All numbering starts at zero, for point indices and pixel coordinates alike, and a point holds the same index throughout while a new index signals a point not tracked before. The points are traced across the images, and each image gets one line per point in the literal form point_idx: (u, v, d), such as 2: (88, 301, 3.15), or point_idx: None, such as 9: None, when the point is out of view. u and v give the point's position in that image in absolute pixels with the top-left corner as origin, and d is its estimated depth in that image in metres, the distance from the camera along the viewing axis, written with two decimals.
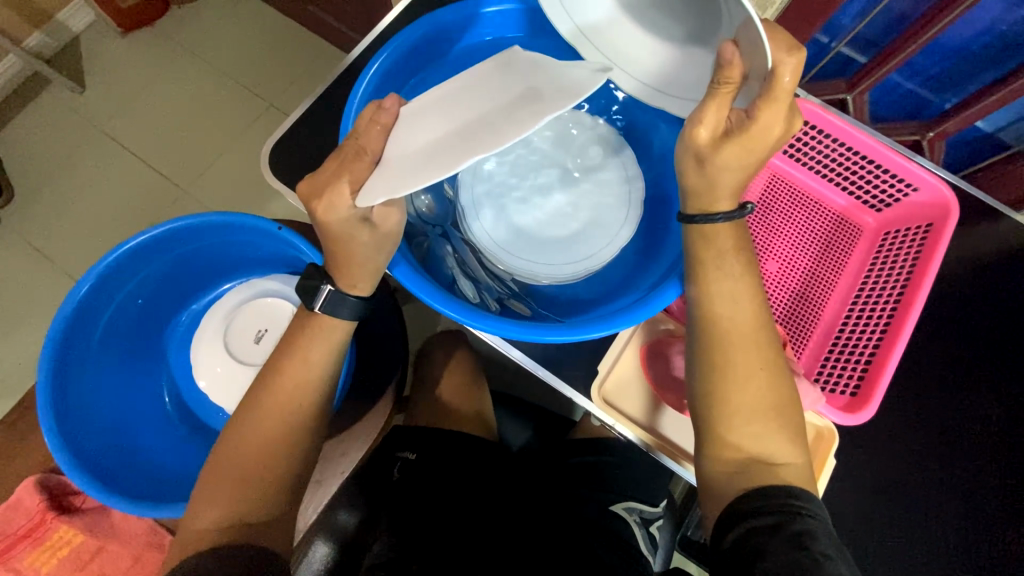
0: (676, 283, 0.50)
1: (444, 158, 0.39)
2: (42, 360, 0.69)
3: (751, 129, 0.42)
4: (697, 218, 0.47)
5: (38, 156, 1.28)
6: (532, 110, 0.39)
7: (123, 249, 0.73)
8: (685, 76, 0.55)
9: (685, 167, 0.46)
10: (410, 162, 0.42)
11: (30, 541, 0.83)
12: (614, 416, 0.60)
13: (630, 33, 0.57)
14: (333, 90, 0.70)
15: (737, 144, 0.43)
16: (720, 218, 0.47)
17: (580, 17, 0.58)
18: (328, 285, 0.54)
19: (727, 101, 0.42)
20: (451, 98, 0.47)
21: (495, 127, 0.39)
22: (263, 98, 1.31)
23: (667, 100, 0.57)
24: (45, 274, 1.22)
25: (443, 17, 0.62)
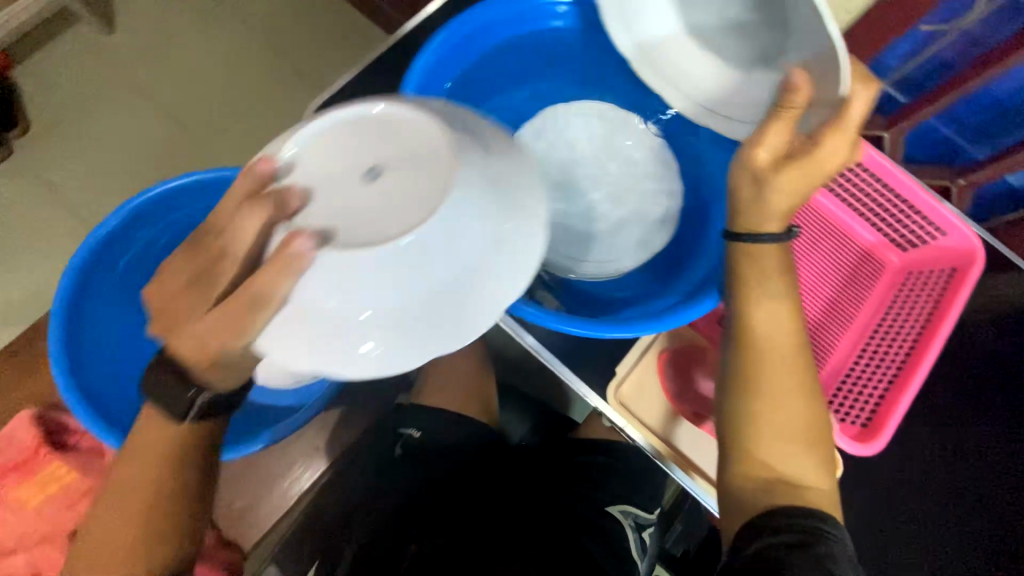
0: (713, 295, 0.52)
1: (397, 334, 0.40)
2: (60, 291, 0.68)
3: (813, 153, 0.43)
4: (743, 236, 0.47)
5: (60, 97, 1.26)
6: (474, 284, 0.40)
7: (154, 193, 0.73)
8: (738, 98, 0.56)
9: (739, 186, 0.46)
10: (335, 327, 0.39)
11: (20, 472, 0.77)
12: (627, 418, 0.61)
13: (687, 49, 0.58)
14: (378, 59, 0.69)
15: (797, 168, 0.43)
16: (767, 239, 0.47)
17: (640, 28, 0.58)
18: (200, 397, 0.45)
19: (790, 125, 0.43)
20: (360, 222, 0.38)
21: (436, 306, 0.40)
22: (291, 62, 1.31)
23: (717, 119, 0.58)
24: (58, 217, 1.20)
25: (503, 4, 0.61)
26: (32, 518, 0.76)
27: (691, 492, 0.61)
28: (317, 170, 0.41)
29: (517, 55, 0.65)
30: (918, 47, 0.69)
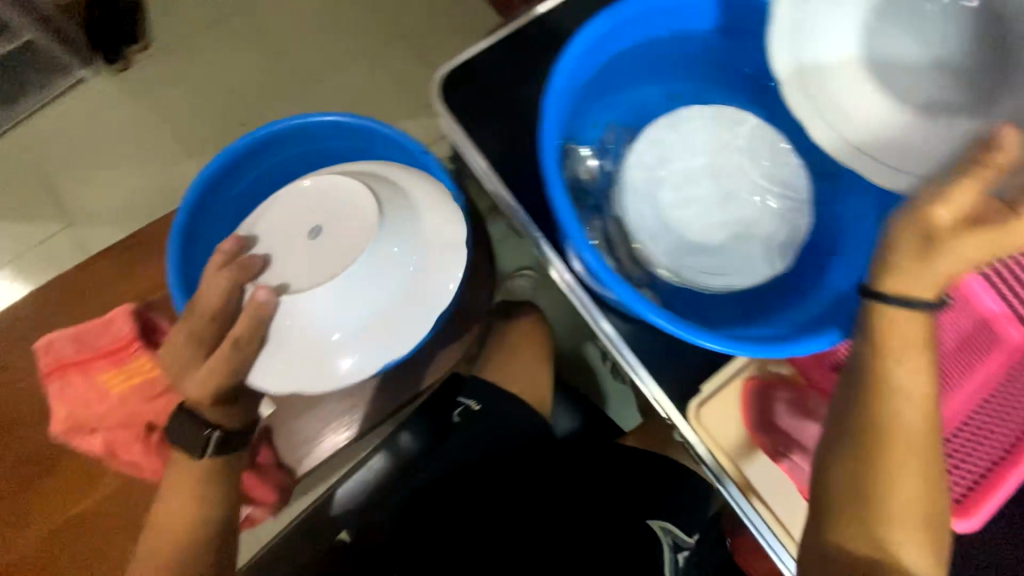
0: (836, 334, 0.51)
1: (356, 347, 0.61)
2: (185, 199, 0.73)
3: (1004, 228, 0.41)
4: (890, 298, 0.46)
5: (184, 31, 1.38)
6: (403, 306, 0.61)
7: (281, 126, 0.77)
8: (895, 145, 0.54)
9: (903, 242, 0.44)
10: (311, 351, 0.60)
11: (110, 360, 0.82)
12: (702, 440, 0.61)
13: (852, 85, 0.56)
14: (512, 35, 0.70)
15: (981, 234, 0.42)
16: (916, 306, 0.45)
17: (810, 53, 0.55)
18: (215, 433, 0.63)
19: (980, 188, 0.42)
20: (320, 272, 0.60)
21: (376, 322, 0.61)
22: (395, 20, 1.36)
23: (867, 161, 0.55)
24: (174, 145, 1.34)
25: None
26: (112, 404, 0.81)
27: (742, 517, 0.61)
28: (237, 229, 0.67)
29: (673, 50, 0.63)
30: None
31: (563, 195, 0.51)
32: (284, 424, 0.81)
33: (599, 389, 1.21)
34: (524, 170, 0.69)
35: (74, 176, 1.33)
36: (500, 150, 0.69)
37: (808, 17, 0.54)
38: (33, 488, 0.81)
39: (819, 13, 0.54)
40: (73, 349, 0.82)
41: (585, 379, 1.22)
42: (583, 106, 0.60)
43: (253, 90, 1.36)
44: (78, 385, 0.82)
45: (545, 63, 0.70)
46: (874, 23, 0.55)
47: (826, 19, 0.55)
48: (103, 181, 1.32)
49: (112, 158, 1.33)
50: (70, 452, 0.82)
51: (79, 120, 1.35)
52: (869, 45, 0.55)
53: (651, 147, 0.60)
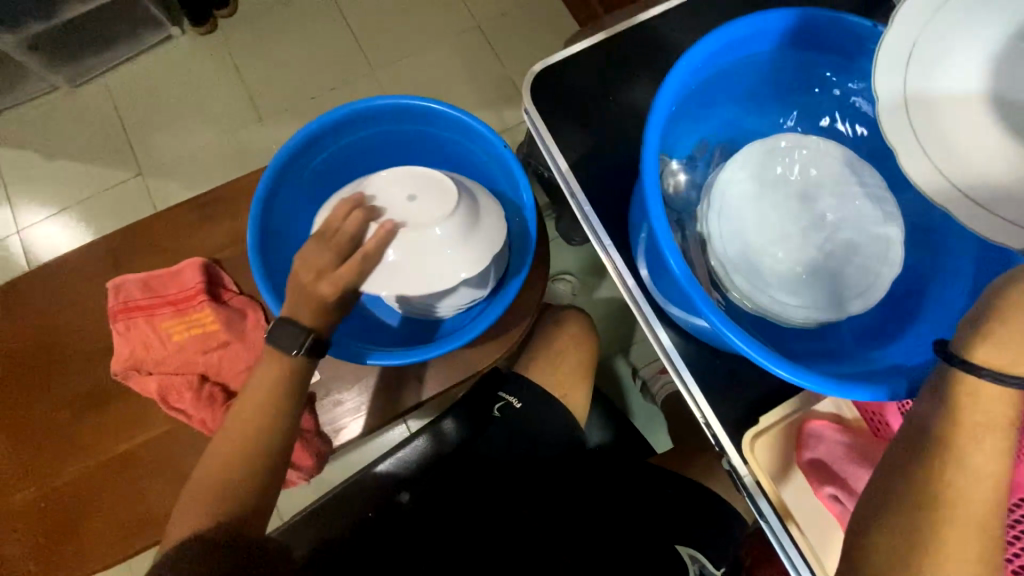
0: (880, 390, 0.49)
1: (411, 286, 0.68)
2: (273, 163, 0.74)
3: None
4: (986, 372, 0.42)
5: (271, 2, 1.45)
6: (436, 266, 0.68)
7: (370, 104, 0.77)
8: (1016, 200, 0.46)
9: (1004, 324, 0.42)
10: (394, 281, 0.67)
11: (174, 309, 0.86)
12: (757, 471, 0.59)
13: (967, 129, 0.49)
14: (608, 41, 0.71)
15: None
16: (1013, 383, 0.42)
17: (919, 86, 0.49)
18: (310, 336, 0.64)
19: None
20: (413, 221, 0.67)
21: (421, 272, 0.68)
22: (474, 20, 1.42)
23: (980, 212, 0.46)
24: (244, 109, 1.39)
25: (807, 16, 0.57)
26: (170, 351, 0.86)
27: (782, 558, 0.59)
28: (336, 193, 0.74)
29: (782, 75, 0.62)
30: None
31: (659, 204, 0.51)
32: (331, 392, 0.83)
33: (625, 403, 1.21)
34: (602, 174, 0.69)
35: (149, 126, 1.39)
36: (581, 152, 0.69)
37: (923, 50, 0.49)
38: (90, 417, 0.85)
39: (937, 47, 0.49)
40: (141, 293, 0.86)
41: (613, 391, 1.21)
42: (681, 120, 0.60)
43: (326, 67, 1.42)
44: (134, 337, 0.85)
45: (637, 72, 0.71)
46: (1001, 67, 0.49)
47: (944, 54, 0.49)
48: (174, 135, 1.38)
49: (186, 114, 1.39)
50: (128, 389, 0.86)
51: (161, 74, 1.41)
52: (991, 92, 0.49)
53: (745, 171, 0.60)
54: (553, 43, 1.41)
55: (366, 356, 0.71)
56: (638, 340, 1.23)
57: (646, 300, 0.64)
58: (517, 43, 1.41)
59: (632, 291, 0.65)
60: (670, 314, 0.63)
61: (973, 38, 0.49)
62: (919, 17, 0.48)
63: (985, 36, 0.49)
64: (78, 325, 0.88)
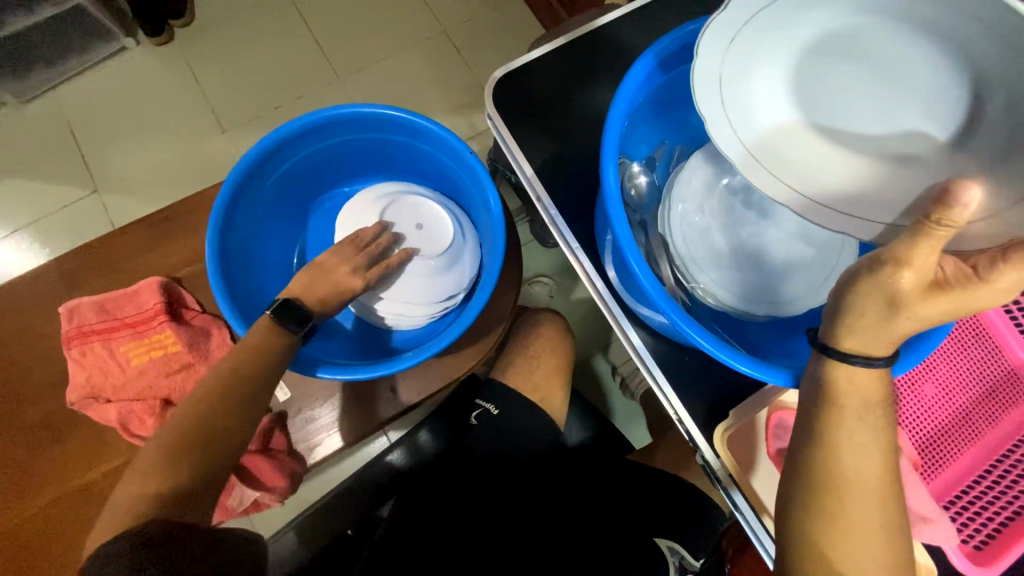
0: (795, 372, 0.51)
1: (414, 293, 0.80)
2: (230, 177, 0.72)
3: (976, 288, 0.39)
4: (856, 359, 0.43)
5: (231, 9, 1.42)
6: (436, 282, 0.80)
7: (329, 114, 0.75)
8: (855, 200, 0.47)
9: (868, 306, 0.42)
10: (405, 288, 0.80)
11: (132, 332, 0.83)
12: (725, 457, 0.60)
13: (804, 146, 0.50)
14: (567, 46, 0.71)
15: (951, 298, 0.39)
16: (880, 365, 0.44)
17: (744, 121, 0.49)
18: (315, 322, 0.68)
19: (941, 244, 0.38)
20: (429, 249, 0.82)
21: (426, 284, 0.80)
22: (438, 23, 1.42)
23: (834, 219, 0.47)
24: (206, 120, 1.35)
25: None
26: (129, 377, 0.82)
27: (759, 549, 0.59)
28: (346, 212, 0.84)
29: None
30: None
31: (619, 207, 0.52)
32: (303, 408, 0.81)
33: (606, 403, 1.21)
34: (566, 178, 0.69)
35: (106, 141, 1.33)
36: (543, 155, 0.70)
37: (731, 84, 0.49)
38: (47, 449, 0.81)
39: (746, 79, 0.50)
40: (96, 316, 0.82)
41: (592, 389, 1.21)
42: (637, 125, 0.62)
43: (288, 73, 1.38)
44: (92, 362, 0.81)
45: (597, 76, 0.71)
46: (803, 79, 0.50)
47: (754, 84, 0.50)
48: (133, 150, 1.33)
49: (145, 127, 1.34)
50: (87, 417, 0.82)
51: (117, 87, 1.36)
52: (807, 105, 0.50)
53: (701, 174, 0.61)
54: (520, 46, 1.42)
55: (315, 367, 0.69)
56: (615, 340, 1.24)
57: (614, 301, 0.64)
58: (484, 46, 1.41)
59: (601, 293, 0.65)
60: (638, 314, 0.63)
61: (771, 60, 0.50)
62: (715, 58, 0.48)
63: (778, 57, 0.50)
64: (32, 351, 0.84)
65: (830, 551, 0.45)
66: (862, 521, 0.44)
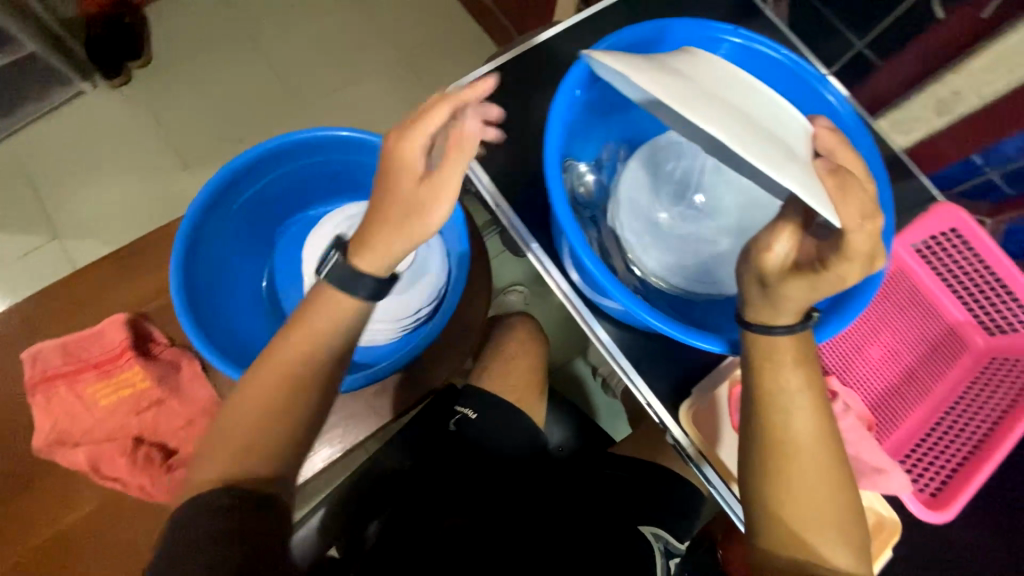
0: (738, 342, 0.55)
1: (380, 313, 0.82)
2: (191, 208, 0.72)
3: (820, 275, 0.47)
4: (755, 326, 0.52)
5: (188, 47, 1.43)
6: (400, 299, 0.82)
7: (284, 140, 0.77)
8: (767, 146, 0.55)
9: (749, 288, 0.52)
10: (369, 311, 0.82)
11: (99, 371, 0.82)
12: (691, 435, 0.63)
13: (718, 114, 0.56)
14: (513, 60, 0.75)
15: (802, 281, 0.48)
16: (778, 331, 0.52)
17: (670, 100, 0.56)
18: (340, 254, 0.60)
19: (789, 237, 0.48)
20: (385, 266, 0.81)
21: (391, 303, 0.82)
22: (398, 49, 1.46)
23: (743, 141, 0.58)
24: (167, 158, 1.35)
25: (667, 26, 0.65)
26: (98, 419, 0.81)
27: (732, 516, 0.62)
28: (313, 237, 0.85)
29: None
30: None
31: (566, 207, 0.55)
32: None
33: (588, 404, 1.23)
34: (523, 184, 0.73)
35: (64, 183, 1.32)
36: (499, 165, 0.73)
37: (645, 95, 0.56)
38: (12, 499, 0.78)
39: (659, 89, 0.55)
40: (61, 359, 0.82)
41: (574, 391, 1.24)
42: (581, 127, 0.65)
43: (250, 105, 1.40)
44: (62, 405, 0.81)
45: (543, 87, 0.75)
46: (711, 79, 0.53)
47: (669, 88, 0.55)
48: (93, 193, 1.32)
49: (104, 166, 1.33)
50: (53, 465, 0.80)
51: (73, 128, 1.35)
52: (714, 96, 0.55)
53: (643, 170, 0.66)
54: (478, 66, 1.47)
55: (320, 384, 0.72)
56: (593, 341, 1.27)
57: (579, 299, 0.67)
58: (443, 67, 1.46)
59: (567, 293, 0.68)
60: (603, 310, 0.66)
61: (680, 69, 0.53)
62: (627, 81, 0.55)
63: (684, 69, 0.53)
64: None
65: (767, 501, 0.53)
66: (792, 471, 0.52)
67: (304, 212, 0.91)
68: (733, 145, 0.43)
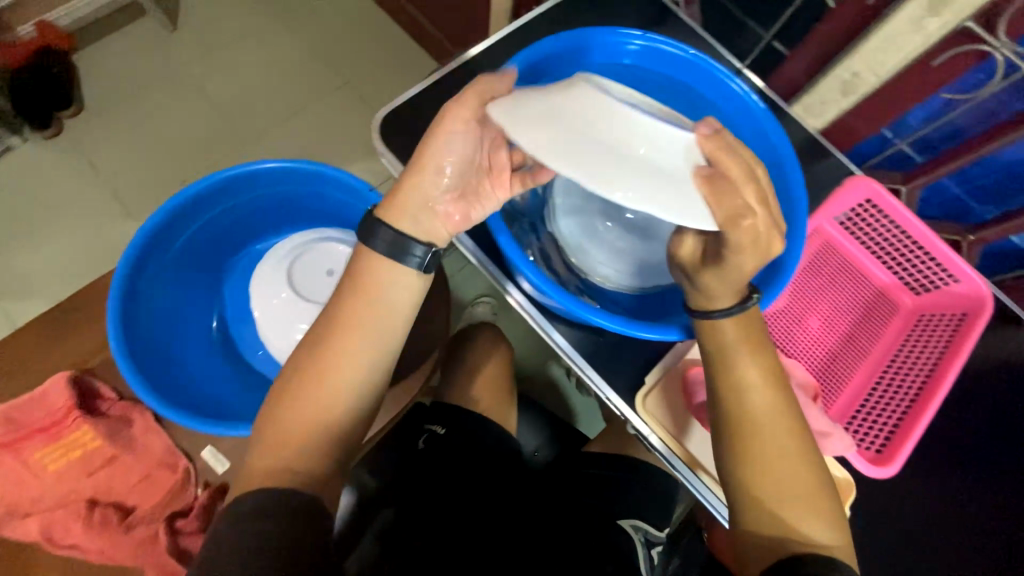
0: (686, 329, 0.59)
1: None
2: (125, 256, 0.71)
3: (723, 266, 0.52)
4: (696, 312, 0.57)
5: (122, 90, 1.40)
6: None
7: (217, 177, 0.76)
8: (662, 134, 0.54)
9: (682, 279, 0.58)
10: None
11: (45, 435, 0.81)
12: (652, 425, 0.65)
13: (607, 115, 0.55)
14: (444, 79, 0.77)
15: (715, 271, 0.53)
16: (714, 315, 0.55)
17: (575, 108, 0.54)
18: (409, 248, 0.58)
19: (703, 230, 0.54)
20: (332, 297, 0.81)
21: None
22: (342, 75, 1.47)
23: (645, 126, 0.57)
24: (108, 206, 1.31)
25: (580, 36, 0.69)
26: (47, 484, 0.81)
27: (715, 514, 0.64)
28: (260, 272, 0.83)
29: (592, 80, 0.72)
30: (937, 110, 0.73)
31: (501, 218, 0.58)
32: None
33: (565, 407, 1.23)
34: None
35: None
36: None
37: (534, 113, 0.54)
38: None
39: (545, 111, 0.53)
40: (4, 429, 0.81)
41: (549, 396, 1.24)
42: None
43: (191, 143, 1.38)
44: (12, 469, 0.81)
45: None
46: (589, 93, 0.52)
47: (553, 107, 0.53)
48: (30, 250, 1.26)
49: (39, 219, 1.29)
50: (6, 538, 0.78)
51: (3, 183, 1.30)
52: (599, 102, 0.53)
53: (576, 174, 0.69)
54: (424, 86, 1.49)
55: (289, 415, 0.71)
56: None
57: (535, 308, 0.68)
58: (389, 89, 1.47)
59: (522, 305, 0.68)
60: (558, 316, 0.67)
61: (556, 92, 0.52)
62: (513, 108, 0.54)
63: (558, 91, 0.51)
64: None
65: (735, 478, 0.55)
66: (759, 443, 0.54)
67: (250, 247, 0.90)
68: (616, 195, 0.44)
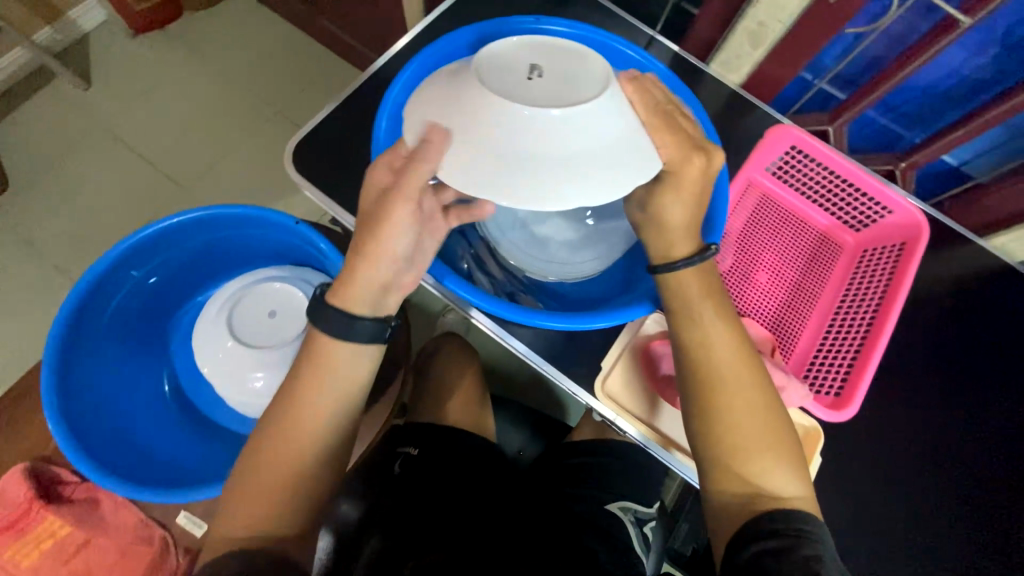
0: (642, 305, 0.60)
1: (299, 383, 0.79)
2: (51, 338, 0.69)
3: (676, 189, 0.54)
4: (657, 267, 0.58)
5: (43, 157, 1.35)
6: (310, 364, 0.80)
7: (134, 239, 0.73)
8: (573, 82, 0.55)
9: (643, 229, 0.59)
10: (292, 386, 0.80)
11: (11, 533, 0.84)
12: (616, 410, 0.64)
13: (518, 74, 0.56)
14: (353, 97, 0.75)
15: (670, 204, 0.54)
16: (678, 265, 0.56)
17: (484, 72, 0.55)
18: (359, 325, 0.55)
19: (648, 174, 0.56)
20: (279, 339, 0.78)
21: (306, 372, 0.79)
22: (270, 104, 1.43)
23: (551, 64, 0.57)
24: (49, 280, 1.26)
25: (472, 32, 0.69)
26: None
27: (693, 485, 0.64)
28: (203, 327, 0.80)
29: None
30: (849, 44, 0.73)
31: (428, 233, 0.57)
32: None
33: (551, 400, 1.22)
34: None
35: None
36: None
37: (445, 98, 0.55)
38: None
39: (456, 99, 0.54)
40: None
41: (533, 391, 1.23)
42: None
43: (125, 200, 1.33)
44: None
45: None
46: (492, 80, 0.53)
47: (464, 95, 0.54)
48: None
49: None
50: None
51: None
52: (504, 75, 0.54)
53: None
54: None
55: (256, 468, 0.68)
56: None
57: (490, 318, 0.67)
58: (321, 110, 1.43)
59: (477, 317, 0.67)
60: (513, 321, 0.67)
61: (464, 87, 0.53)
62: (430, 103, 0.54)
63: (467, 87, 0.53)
64: None
65: (701, 442, 0.54)
66: (723, 404, 0.53)
67: (193, 301, 0.87)
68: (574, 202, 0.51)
